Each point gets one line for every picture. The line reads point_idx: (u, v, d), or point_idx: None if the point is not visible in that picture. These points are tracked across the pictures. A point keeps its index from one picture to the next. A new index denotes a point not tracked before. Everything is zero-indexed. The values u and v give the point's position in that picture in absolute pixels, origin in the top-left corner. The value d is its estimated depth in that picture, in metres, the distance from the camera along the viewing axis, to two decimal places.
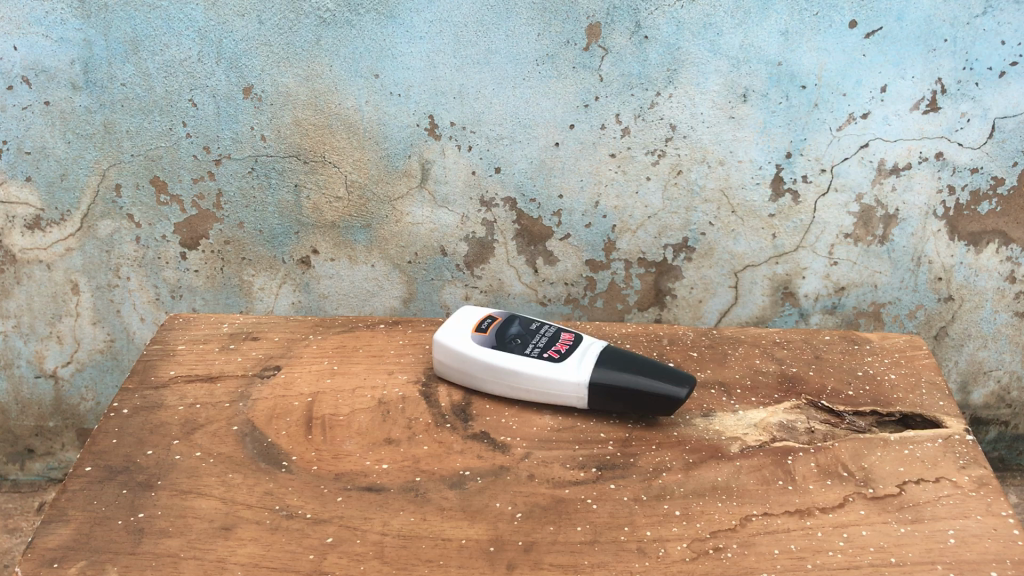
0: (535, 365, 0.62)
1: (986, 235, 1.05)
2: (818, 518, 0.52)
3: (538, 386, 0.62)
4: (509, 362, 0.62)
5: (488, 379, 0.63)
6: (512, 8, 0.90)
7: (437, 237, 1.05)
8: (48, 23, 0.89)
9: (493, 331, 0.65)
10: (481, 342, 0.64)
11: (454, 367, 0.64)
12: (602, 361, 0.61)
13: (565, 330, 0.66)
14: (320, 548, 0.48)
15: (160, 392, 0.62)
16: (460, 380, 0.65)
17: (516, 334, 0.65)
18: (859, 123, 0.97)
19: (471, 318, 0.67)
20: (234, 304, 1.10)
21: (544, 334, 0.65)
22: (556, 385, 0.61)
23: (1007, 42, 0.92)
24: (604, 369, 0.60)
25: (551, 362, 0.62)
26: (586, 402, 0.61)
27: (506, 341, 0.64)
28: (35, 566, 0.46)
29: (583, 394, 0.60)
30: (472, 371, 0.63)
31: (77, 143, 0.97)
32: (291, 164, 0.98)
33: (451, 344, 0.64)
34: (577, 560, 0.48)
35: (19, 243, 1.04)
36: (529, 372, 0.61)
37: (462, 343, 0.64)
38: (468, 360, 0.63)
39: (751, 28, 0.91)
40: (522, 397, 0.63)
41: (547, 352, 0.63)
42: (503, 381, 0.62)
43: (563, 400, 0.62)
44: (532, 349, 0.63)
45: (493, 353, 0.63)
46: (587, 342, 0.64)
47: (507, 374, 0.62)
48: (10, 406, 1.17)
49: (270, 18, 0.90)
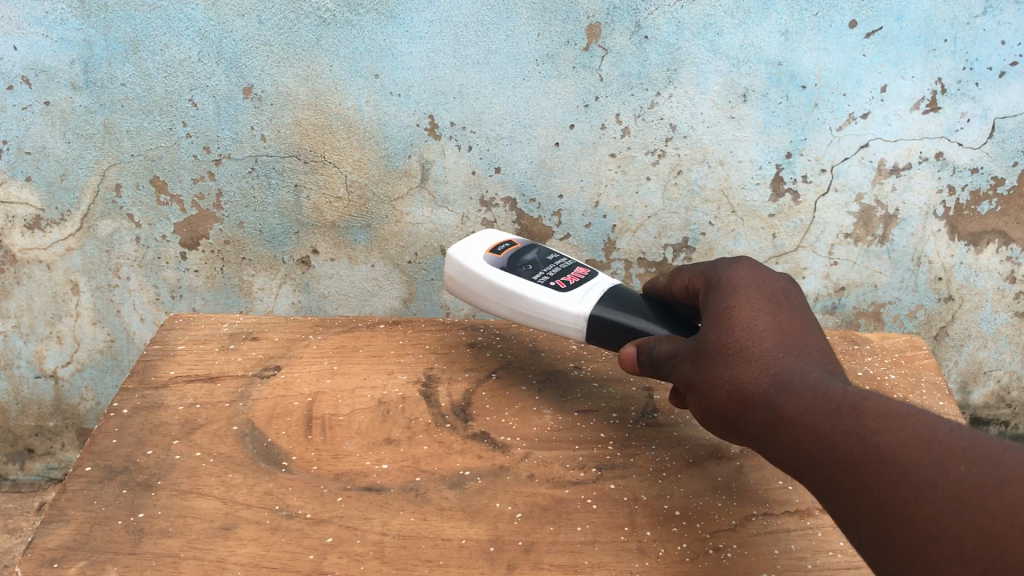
0: (535, 290, 0.65)
1: (987, 235, 1.05)
2: (818, 518, 0.52)
3: (537, 311, 0.64)
4: (515, 285, 0.65)
5: (490, 298, 0.67)
6: (512, 8, 0.89)
7: (437, 237, 1.05)
8: (48, 23, 0.89)
9: (507, 254, 0.69)
10: (492, 262, 0.68)
11: (463, 284, 0.68)
12: (604, 297, 0.63)
13: (578, 267, 0.68)
14: (320, 548, 0.48)
15: (160, 392, 0.62)
16: (467, 296, 0.69)
17: (529, 260, 0.69)
18: (859, 123, 0.97)
19: (491, 241, 0.71)
20: (234, 304, 1.11)
21: (557, 267, 0.68)
22: (554, 312, 0.63)
23: (1007, 42, 0.92)
24: (603, 302, 0.63)
25: (551, 289, 0.65)
26: (581, 333, 0.63)
27: (516, 265, 0.68)
28: (35, 566, 0.46)
29: (578, 324, 0.63)
30: (479, 289, 0.67)
31: (77, 143, 0.96)
32: (290, 164, 0.98)
33: (463, 261, 0.68)
34: (577, 560, 0.48)
35: (19, 243, 1.03)
36: (528, 296, 0.65)
37: (475, 261, 0.68)
38: (476, 278, 0.67)
39: (751, 28, 0.91)
40: (521, 320, 0.66)
41: (553, 281, 0.66)
42: (506, 303, 0.66)
43: (559, 328, 0.64)
44: (539, 275, 0.67)
45: (501, 274, 0.66)
46: (594, 278, 0.67)
47: (508, 296, 0.66)
48: (10, 406, 1.17)
49: (269, 17, 0.89)
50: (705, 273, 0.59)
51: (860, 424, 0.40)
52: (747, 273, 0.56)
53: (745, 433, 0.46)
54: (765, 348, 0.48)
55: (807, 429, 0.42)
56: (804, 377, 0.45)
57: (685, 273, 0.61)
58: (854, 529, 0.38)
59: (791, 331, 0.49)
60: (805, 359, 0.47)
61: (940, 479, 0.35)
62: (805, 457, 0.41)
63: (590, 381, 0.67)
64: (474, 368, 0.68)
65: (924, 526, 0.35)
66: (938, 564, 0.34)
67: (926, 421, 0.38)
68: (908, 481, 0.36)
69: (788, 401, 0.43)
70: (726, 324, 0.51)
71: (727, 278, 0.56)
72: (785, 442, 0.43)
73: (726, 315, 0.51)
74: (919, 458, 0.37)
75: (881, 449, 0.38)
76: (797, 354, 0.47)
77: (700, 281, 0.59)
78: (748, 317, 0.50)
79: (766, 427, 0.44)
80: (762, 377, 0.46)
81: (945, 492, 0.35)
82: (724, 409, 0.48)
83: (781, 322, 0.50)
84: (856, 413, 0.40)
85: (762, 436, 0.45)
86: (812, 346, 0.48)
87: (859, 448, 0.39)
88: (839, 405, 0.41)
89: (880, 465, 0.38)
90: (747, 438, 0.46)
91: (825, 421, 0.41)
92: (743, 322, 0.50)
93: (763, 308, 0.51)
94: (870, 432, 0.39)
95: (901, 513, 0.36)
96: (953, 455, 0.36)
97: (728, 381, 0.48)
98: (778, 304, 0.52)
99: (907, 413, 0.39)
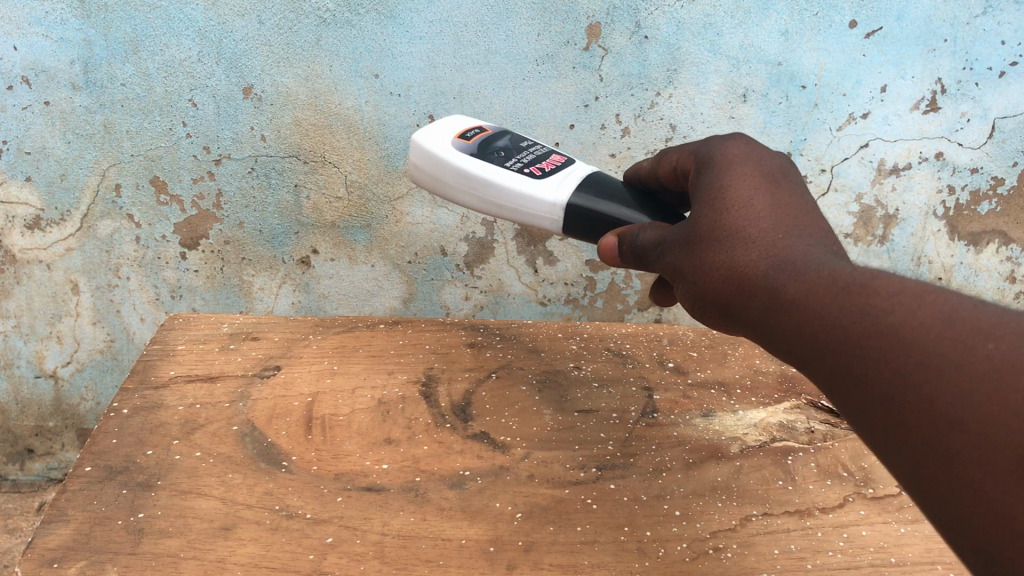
0: (511, 179, 0.56)
1: (986, 235, 1.06)
2: (818, 518, 0.52)
3: (512, 202, 0.57)
4: (486, 172, 0.57)
5: (459, 188, 0.58)
6: (512, 8, 0.89)
7: (437, 237, 1.06)
8: (48, 23, 0.89)
9: (476, 140, 0.60)
10: (460, 148, 0.59)
11: (428, 173, 0.59)
12: (584, 186, 0.56)
13: (555, 153, 0.60)
14: (320, 548, 0.48)
15: (160, 392, 0.62)
16: (433, 187, 0.60)
17: (501, 147, 0.60)
18: (859, 123, 0.97)
19: (458, 125, 0.61)
20: (234, 304, 1.11)
21: (532, 153, 0.60)
22: (531, 203, 0.56)
23: (1006, 43, 0.92)
24: (585, 195, 0.55)
25: (530, 178, 0.56)
26: (559, 225, 0.56)
27: (488, 151, 0.59)
28: (35, 566, 0.46)
29: (557, 216, 0.55)
30: (445, 178, 0.58)
31: (77, 143, 0.96)
32: (290, 164, 0.99)
33: (428, 146, 0.59)
34: (577, 560, 0.48)
35: (18, 243, 1.03)
36: (503, 185, 0.56)
37: (440, 146, 0.59)
38: (442, 166, 0.58)
39: (751, 28, 0.91)
40: (494, 213, 0.58)
41: (529, 168, 0.58)
42: (476, 193, 0.58)
43: (536, 220, 0.57)
44: (514, 163, 0.58)
45: (471, 161, 0.58)
46: (575, 167, 0.59)
47: (480, 185, 0.57)
48: (9, 406, 1.17)
49: (270, 18, 0.89)
50: (694, 150, 0.48)
51: (870, 302, 0.32)
52: (741, 146, 0.45)
53: (738, 322, 0.39)
54: (761, 226, 0.39)
55: (808, 311, 0.34)
56: (807, 255, 0.36)
57: (672, 153, 0.51)
58: (865, 421, 0.31)
59: (792, 206, 0.40)
60: (808, 236, 0.38)
61: (965, 360, 0.28)
62: (804, 345, 0.34)
63: (590, 381, 0.67)
64: (474, 367, 0.68)
65: (946, 412, 0.28)
66: (965, 457, 0.27)
67: (948, 296, 0.30)
68: (929, 363, 0.29)
69: (788, 282, 0.36)
70: (718, 204, 0.42)
71: (718, 153, 0.46)
72: (783, 328, 0.35)
73: (718, 192, 0.42)
74: (940, 339, 0.29)
75: (895, 330, 0.30)
76: (799, 232, 0.38)
77: (690, 160, 0.49)
78: (743, 192, 0.41)
79: (762, 313, 0.37)
80: (759, 258, 0.38)
81: (972, 374, 0.28)
82: (715, 296, 0.40)
83: (781, 197, 0.41)
84: (866, 289, 0.32)
85: (757, 323, 0.37)
86: (814, 223, 0.39)
87: (869, 329, 0.31)
88: (845, 283, 0.33)
89: (895, 348, 0.30)
90: (740, 327, 0.39)
91: (828, 300, 0.33)
92: (738, 199, 0.41)
93: (760, 183, 0.42)
94: (881, 311, 0.31)
95: (919, 398, 0.29)
96: (980, 331, 0.28)
97: (721, 265, 0.40)
98: (777, 178, 0.43)
99: (926, 288, 0.31)
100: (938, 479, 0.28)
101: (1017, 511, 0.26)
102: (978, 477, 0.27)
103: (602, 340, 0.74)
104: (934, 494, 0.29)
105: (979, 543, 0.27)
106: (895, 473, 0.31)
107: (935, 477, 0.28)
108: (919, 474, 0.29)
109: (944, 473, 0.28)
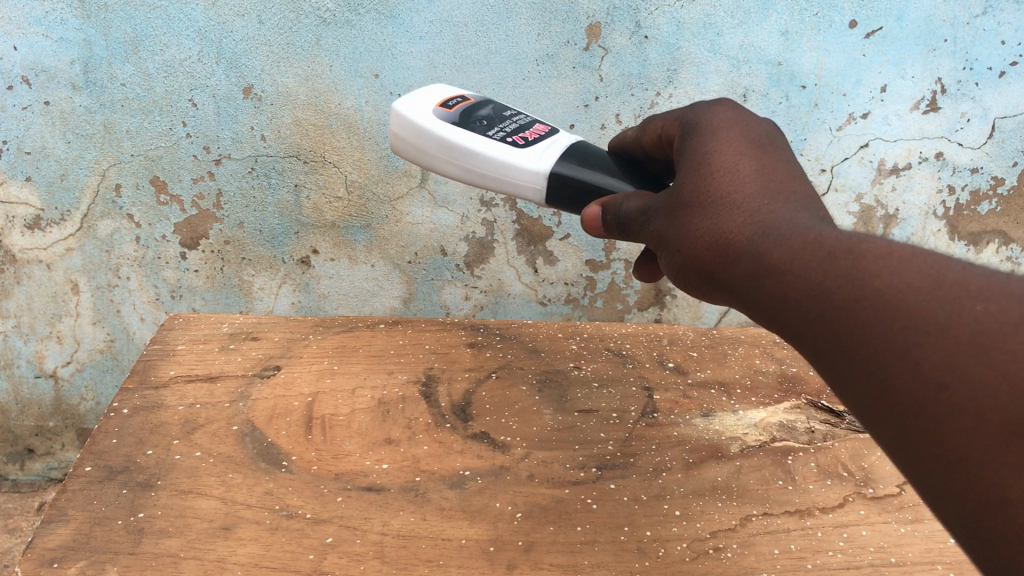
0: (495, 148, 0.54)
1: (986, 235, 1.07)
2: (818, 518, 0.52)
3: (494, 171, 0.54)
4: (467, 140, 0.55)
5: (442, 159, 0.56)
6: (512, 8, 0.89)
7: (437, 237, 1.06)
8: (48, 23, 0.88)
9: (459, 109, 0.57)
10: (442, 117, 0.56)
11: (408, 143, 0.57)
12: (569, 155, 0.53)
13: (540, 123, 0.58)
14: (320, 548, 0.48)
15: (160, 392, 0.62)
16: (414, 158, 0.58)
17: (485, 116, 0.57)
18: (859, 123, 0.97)
19: (439, 93, 0.59)
20: (234, 304, 1.11)
21: (516, 123, 0.57)
22: (513, 172, 0.53)
23: (1007, 43, 0.92)
24: (570, 164, 0.53)
25: (513, 147, 0.54)
26: (542, 195, 0.54)
27: (471, 120, 0.56)
28: (35, 566, 0.46)
29: (540, 185, 0.53)
30: (427, 148, 0.56)
31: (77, 143, 0.96)
32: (291, 164, 0.99)
33: (408, 115, 0.56)
34: (577, 560, 0.48)
35: (18, 243, 1.03)
36: (486, 155, 0.54)
37: (420, 113, 0.56)
38: (423, 135, 0.56)
39: (751, 28, 0.91)
40: (476, 183, 0.56)
41: (512, 137, 0.55)
42: (458, 162, 0.55)
43: (518, 191, 0.54)
44: (498, 132, 0.56)
45: (452, 129, 0.55)
46: (560, 135, 0.56)
47: (463, 155, 0.55)
48: (10, 406, 1.17)
49: (270, 18, 0.89)
50: (679, 118, 0.47)
51: (856, 266, 0.31)
52: (728, 112, 0.44)
53: (724, 291, 0.38)
54: (748, 193, 0.38)
55: (795, 277, 0.33)
56: (794, 221, 0.35)
57: (657, 121, 0.50)
58: (850, 387, 0.30)
59: (780, 173, 0.39)
60: (795, 202, 0.37)
61: (952, 321, 0.27)
62: (791, 312, 0.33)
63: (590, 381, 0.67)
64: (474, 367, 0.68)
65: (932, 375, 0.27)
66: (951, 422, 0.26)
67: (937, 257, 0.29)
68: (914, 327, 0.28)
69: (774, 248, 0.35)
70: (704, 170, 0.41)
71: (705, 120, 0.44)
72: (769, 295, 0.34)
73: (704, 159, 0.41)
74: (928, 301, 0.28)
75: (882, 295, 0.29)
76: (785, 197, 0.37)
77: (675, 127, 0.48)
78: (729, 159, 0.40)
79: (748, 279, 0.36)
80: (745, 225, 0.37)
81: (960, 336, 0.27)
82: (700, 263, 0.39)
83: (768, 163, 0.40)
84: (853, 254, 0.31)
85: (742, 290, 0.36)
86: (802, 189, 0.38)
87: (855, 293, 0.30)
88: (831, 247, 0.32)
89: (882, 312, 0.29)
90: (726, 296, 0.38)
91: (814, 265, 0.32)
92: (724, 165, 0.40)
93: (746, 149, 0.41)
94: (867, 276, 0.30)
95: (906, 362, 0.28)
96: (968, 292, 0.27)
97: (706, 232, 0.39)
98: (764, 144, 0.42)
99: (914, 251, 0.30)
100: (924, 445, 0.27)
101: (1004, 476, 0.25)
102: (965, 442, 0.26)
103: (602, 340, 0.74)
104: (919, 462, 0.28)
105: (964, 512, 0.26)
106: (881, 441, 0.30)
107: (921, 443, 0.28)
108: (905, 441, 0.28)
109: (930, 439, 0.27)
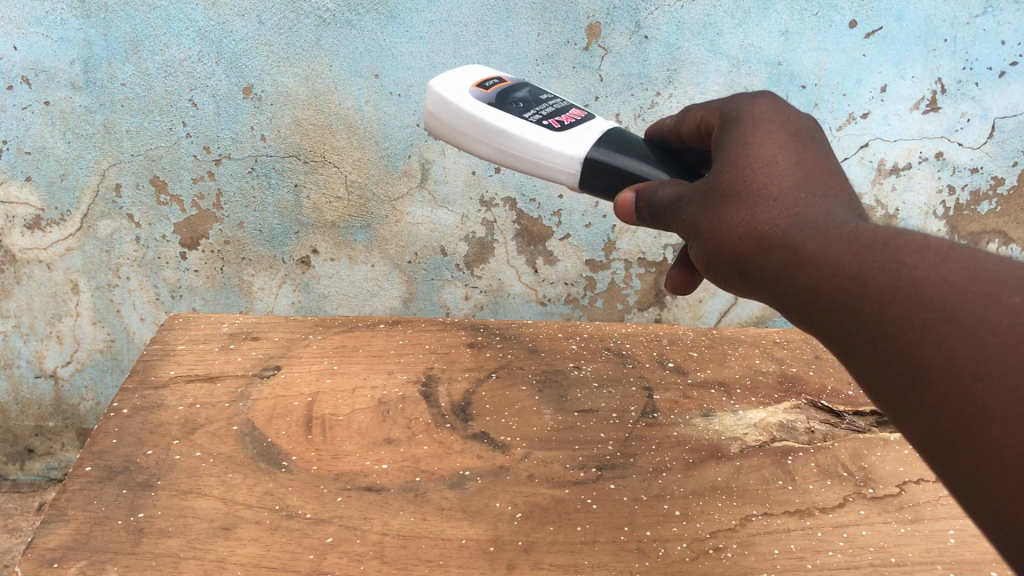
0: (531, 130, 0.54)
1: (987, 235, 1.07)
2: (818, 518, 0.52)
3: (528, 154, 0.54)
4: (503, 121, 0.55)
5: (475, 138, 0.56)
6: (512, 8, 0.89)
7: (437, 237, 1.06)
8: (48, 23, 0.88)
9: (495, 90, 0.57)
10: (477, 96, 0.56)
11: (443, 122, 0.57)
12: (605, 140, 0.53)
13: (576, 108, 0.57)
14: (320, 548, 0.48)
15: (160, 392, 0.62)
16: (448, 138, 0.58)
17: (520, 97, 0.57)
18: (859, 122, 0.97)
19: (477, 74, 0.59)
20: (234, 304, 1.11)
21: (552, 106, 0.57)
22: (549, 156, 0.53)
23: (1007, 42, 0.92)
24: (606, 149, 0.52)
25: (549, 130, 0.54)
26: (575, 179, 0.53)
27: (506, 101, 0.56)
28: (35, 566, 0.46)
29: (574, 169, 0.53)
30: (461, 128, 0.56)
31: (77, 143, 0.96)
32: (290, 164, 0.99)
33: (445, 94, 0.56)
34: (577, 560, 0.48)
35: (18, 243, 1.03)
36: (521, 137, 0.54)
37: (457, 94, 0.56)
38: (459, 115, 0.56)
39: (751, 27, 0.91)
40: (510, 165, 0.56)
41: (548, 120, 0.55)
42: (492, 144, 0.55)
43: (552, 175, 0.54)
44: (532, 114, 0.56)
45: (488, 110, 0.55)
46: (597, 121, 0.56)
47: (496, 135, 0.55)
48: (10, 406, 1.17)
49: (270, 18, 0.89)
50: (719, 109, 0.47)
51: (894, 258, 0.31)
52: (768, 105, 0.44)
53: (754, 282, 0.38)
54: (785, 185, 0.38)
55: (830, 268, 0.33)
56: (831, 215, 0.35)
57: (696, 110, 0.50)
58: (883, 379, 0.30)
59: (819, 169, 0.39)
60: (831, 197, 0.37)
61: (989, 313, 0.27)
62: (821, 302, 0.33)
63: (590, 381, 0.67)
64: (474, 367, 0.68)
65: (965, 367, 0.27)
66: (985, 413, 0.26)
67: (976, 253, 0.29)
68: (949, 319, 0.28)
69: (808, 240, 0.34)
70: (741, 160, 0.40)
71: (745, 112, 0.44)
72: (799, 287, 0.34)
73: (742, 150, 0.41)
74: (966, 294, 0.28)
75: (919, 287, 0.29)
76: (821, 192, 0.37)
77: (714, 117, 0.47)
78: (768, 150, 0.40)
79: (778, 272, 0.36)
80: (780, 217, 0.37)
81: (998, 328, 0.27)
82: (733, 253, 0.39)
83: (807, 157, 0.40)
84: (891, 246, 0.31)
85: (773, 282, 0.36)
86: (838, 186, 0.38)
87: (892, 285, 0.30)
88: (867, 240, 0.32)
89: (917, 304, 0.29)
90: (755, 288, 0.38)
91: (851, 257, 0.32)
92: (762, 157, 0.40)
93: (786, 143, 0.40)
94: (905, 269, 0.30)
95: (940, 355, 0.28)
96: (1007, 285, 0.27)
97: (740, 222, 0.38)
98: (804, 139, 0.41)
99: (952, 246, 0.30)
100: (954, 437, 0.27)
101: None
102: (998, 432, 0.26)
103: (603, 340, 0.74)
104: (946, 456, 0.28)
105: (993, 506, 0.26)
106: (907, 434, 0.30)
107: (951, 434, 0.27)
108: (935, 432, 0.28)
109: (961, 431, 0.27)
